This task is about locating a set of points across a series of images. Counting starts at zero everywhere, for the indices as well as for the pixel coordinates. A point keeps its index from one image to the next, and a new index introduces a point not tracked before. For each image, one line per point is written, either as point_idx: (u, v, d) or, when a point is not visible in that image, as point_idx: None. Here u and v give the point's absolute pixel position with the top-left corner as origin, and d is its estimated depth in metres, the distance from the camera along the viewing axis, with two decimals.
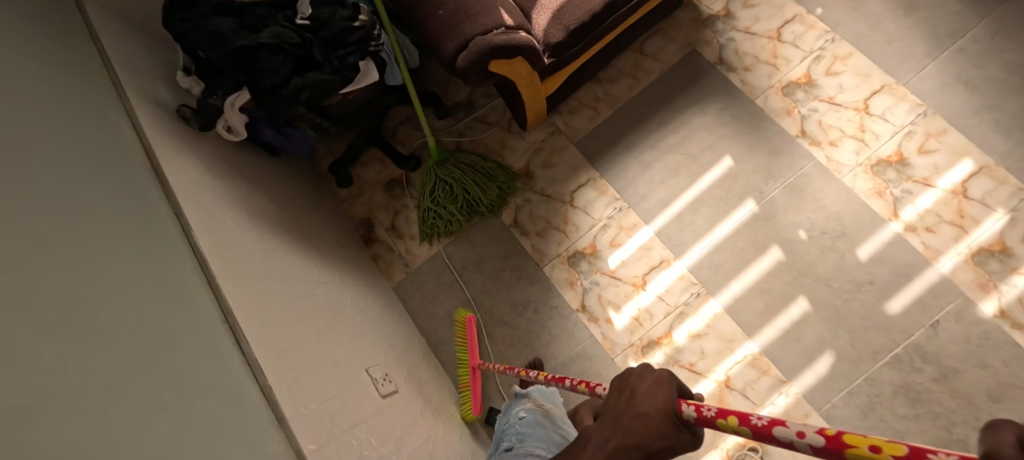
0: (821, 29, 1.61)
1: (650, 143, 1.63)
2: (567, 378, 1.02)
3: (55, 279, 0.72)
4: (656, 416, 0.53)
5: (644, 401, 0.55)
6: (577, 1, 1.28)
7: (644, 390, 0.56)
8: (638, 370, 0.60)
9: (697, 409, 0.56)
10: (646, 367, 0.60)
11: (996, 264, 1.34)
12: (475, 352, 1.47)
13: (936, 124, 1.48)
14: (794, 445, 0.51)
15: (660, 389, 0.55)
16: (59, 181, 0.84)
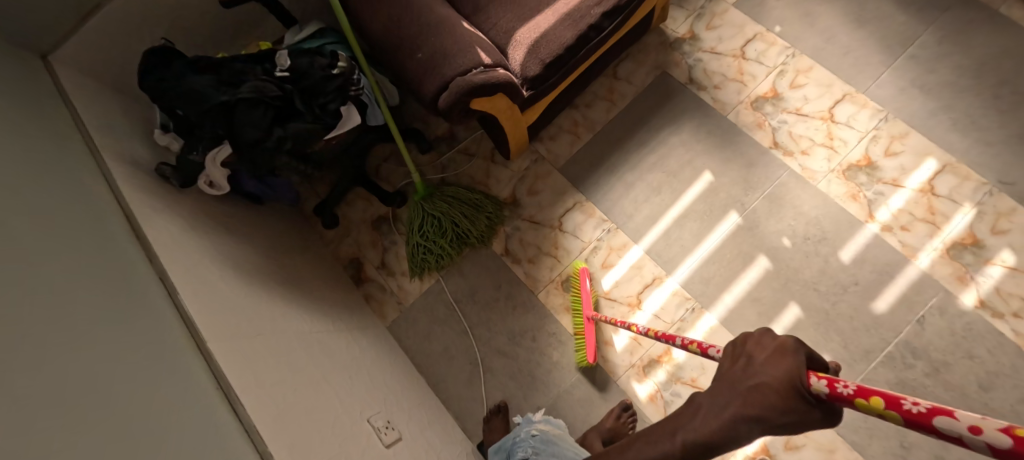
0: (781, 45, 1.69)
1: (631, 164, 1.66)
2: (675, 337, 0.92)
3: (39, 364, 0.68)
4: (776, 388, 0.43)
5: (763, 372, 0.44)
6: (550, 35, 1.31)
7: (761, 359, 0.45)
8: (756, 335, 0.48)
9: (831, 387, 0.42)
10: (766, 330, 0.48)
11: (970, 256, 1.40)
12: (590, 304, 1.48)
13: (898, 128, 1.55)
14: (965, 443, 0.38)
15: (784, 358, 0.44)
16: (38, 256, 0.81)
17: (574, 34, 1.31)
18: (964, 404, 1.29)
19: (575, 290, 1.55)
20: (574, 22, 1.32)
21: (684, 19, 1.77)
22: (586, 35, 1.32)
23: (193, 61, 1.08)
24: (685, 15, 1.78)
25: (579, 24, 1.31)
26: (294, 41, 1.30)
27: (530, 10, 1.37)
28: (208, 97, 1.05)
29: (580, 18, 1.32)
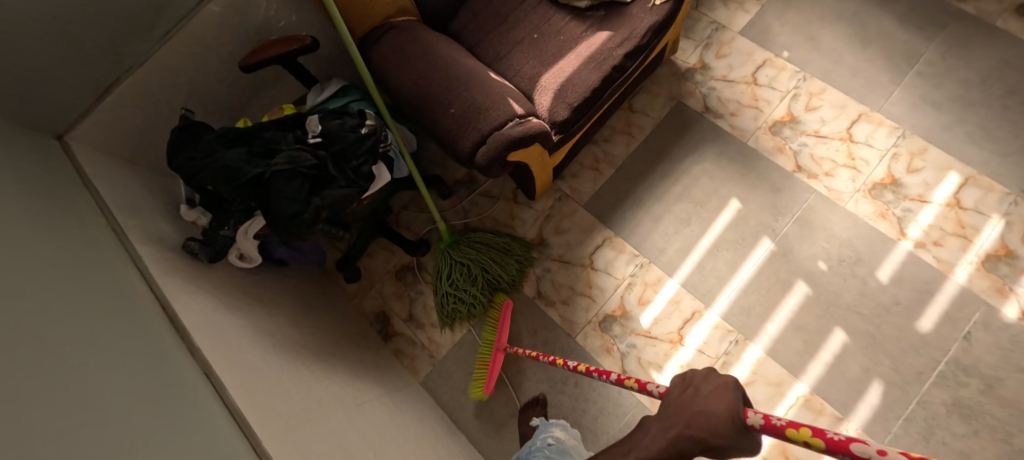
0: (792, 69, 1.71)
1: (656, 196, 1.65)
2: (610, 372, 0.94)
3: None
4: (718, 417, 0.53)
5: (706, 402, 0.55)
6: (576, 79, 1.28)
7: (706, 391, 0.57)
8: (704, 373, 0.60)
9: (766, 418, 0.54)
10: (711, 371, 0.59)
11: (1006, 267, 1.41)
12: (502, 335, 1.49)
13: (917, 144, 1.57)
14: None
15: (724, 390, 0.55)
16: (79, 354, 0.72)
17: (599, 75, 1.28)
18: None
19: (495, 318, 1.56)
20: (598, 62, 1.29)
21: (693, 50, 1.80)
22: (612, 75, 1.29)
23: (221, 136, 1.04)
24: (694, 46, 1.80)
25: (604, 65, 1.29)
26: (315, 103, 1.29)
27: (552, 55, 1.34)
28: (242, 173, 1.01)
29: (605, 59, 1.29)
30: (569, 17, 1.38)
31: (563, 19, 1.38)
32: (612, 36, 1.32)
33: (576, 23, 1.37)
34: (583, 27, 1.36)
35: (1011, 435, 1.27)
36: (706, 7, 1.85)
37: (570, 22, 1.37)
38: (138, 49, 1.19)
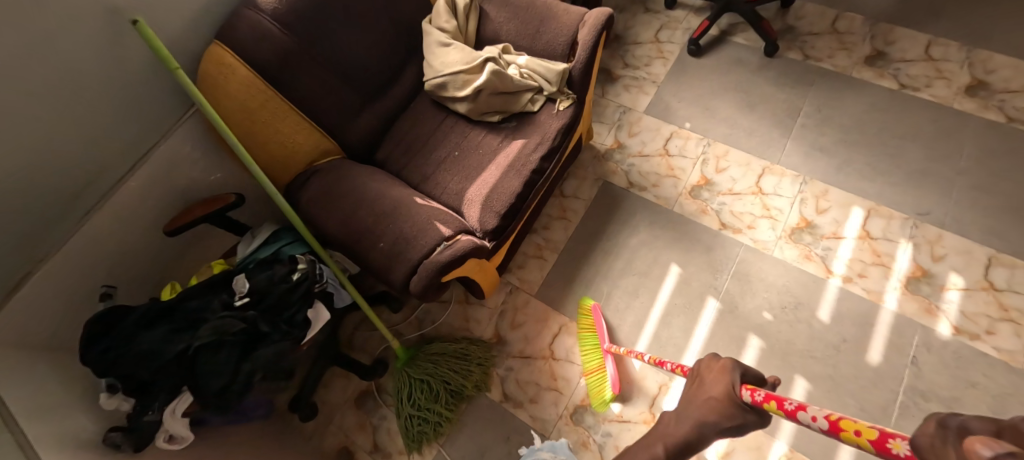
0: (696, 137, 1.87)
1: (603, 275, 1.69)
2: (664, 364, 1.10)
3: None
4: (720, 399, 0.67)
5: (713, 388, 0.69)
6: (498, 188, 1.34)
7: (711, 378, 0.71)
8: (708, 363, 0.74)
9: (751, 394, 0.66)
10: (712, 359, 0.74)
11: (924, 286, 1.54)
12: (604, 337, 1.51)
13: (818, 187, 1.72)
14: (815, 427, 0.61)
15: (722, 377, 0.69)
16: None
17: (520, 182, 1.34)
18: None
19: (590, 327, 1.57)
20: (517, 170, 1.36)
21: (607, 132, 1.94)
22: (533, 179, 1.36)
23: (142, 315, 1.00)
24: (607, 129, 1.95)
25: (523, 171, 1.36)
26: (248, 250, 1.29)
27: (473, 168, 1.41)
28: (166, 352, 0.97)
29: (523, 165, 1.37)
30: (484, 131, 1.47)
31: (480, 134, 1.46)
32: (526, 143, 1.41)
33: (491, 136, 1.45)
34: (498, 138, 1.45)
35: None
36: (611, 94, 2.02)
37: (486, 135, 1.46)
38: (53, 238, 1.15)
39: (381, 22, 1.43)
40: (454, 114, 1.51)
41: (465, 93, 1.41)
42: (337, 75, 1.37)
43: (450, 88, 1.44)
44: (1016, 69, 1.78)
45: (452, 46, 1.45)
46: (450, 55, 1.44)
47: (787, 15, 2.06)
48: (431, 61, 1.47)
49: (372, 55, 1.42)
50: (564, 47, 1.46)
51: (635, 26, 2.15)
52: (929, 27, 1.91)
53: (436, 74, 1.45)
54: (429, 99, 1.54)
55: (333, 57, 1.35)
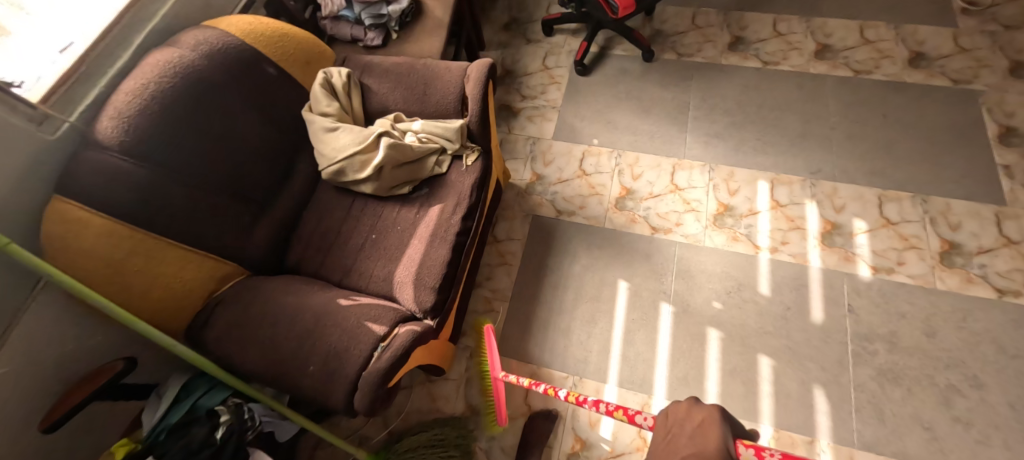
0: (606, 151, 1.91)
1: (557, 310, 1.66)
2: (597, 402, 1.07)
3: None
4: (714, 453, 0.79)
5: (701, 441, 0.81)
6: (427, 261, 1.28)
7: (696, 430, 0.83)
8: (687, 410, 0.87)
9: (757, 453, 0.78)
10: (692, 408, 0.87)
11: (838, 238, 1.68)
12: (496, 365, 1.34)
13: (724, 171, 1.82)
14: None
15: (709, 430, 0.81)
16: None
17: (447, 248, 1.29)
18: (929, 359, 1.48)
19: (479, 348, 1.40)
20: (441, 237, 1.32)
21: (522, 166, 1.92)
22: (458, 241, 1.32)
23: None
24: (522, 163, 1.93)
25: (447, 237, 1.31)
26: (153, 422, 1.07)
27: (395, 249, 1.37)
28: None
29: (445, 230, 1.33)
30: (399, 205, 1.44)
31: (395, 210, 1.44)
32: (443, 207, 1.38)
33: (406, 209, 1.43)
34: (414, 209, 1.43)
35: (932, 375, 1.46)
36: (517, 128, 2.01)
37: (401, 209, 1.43)
38: None
39: (253, 128, 1.35)
40: (364, 197, 1.48)
41: (366, 173, 1.38)
42: (215, 194, 1.27)
43: (350, 172, 1.40)
44: (847, 31, 2.03)
45: (341, 130, 1.41)
46: (340, 140, 1.40)
47: (652, 20, 2.18)
48: (322, 151, 1.43)
49: (250, 163, 1.35)
50: (454, 103, 1.47)
51: (522, 58, 2.17)
52: (771, 8, 2.12)
53: (331, 162, 1.40)
54: (332, 187, 1.50)
55: (205, 176, 1.24)
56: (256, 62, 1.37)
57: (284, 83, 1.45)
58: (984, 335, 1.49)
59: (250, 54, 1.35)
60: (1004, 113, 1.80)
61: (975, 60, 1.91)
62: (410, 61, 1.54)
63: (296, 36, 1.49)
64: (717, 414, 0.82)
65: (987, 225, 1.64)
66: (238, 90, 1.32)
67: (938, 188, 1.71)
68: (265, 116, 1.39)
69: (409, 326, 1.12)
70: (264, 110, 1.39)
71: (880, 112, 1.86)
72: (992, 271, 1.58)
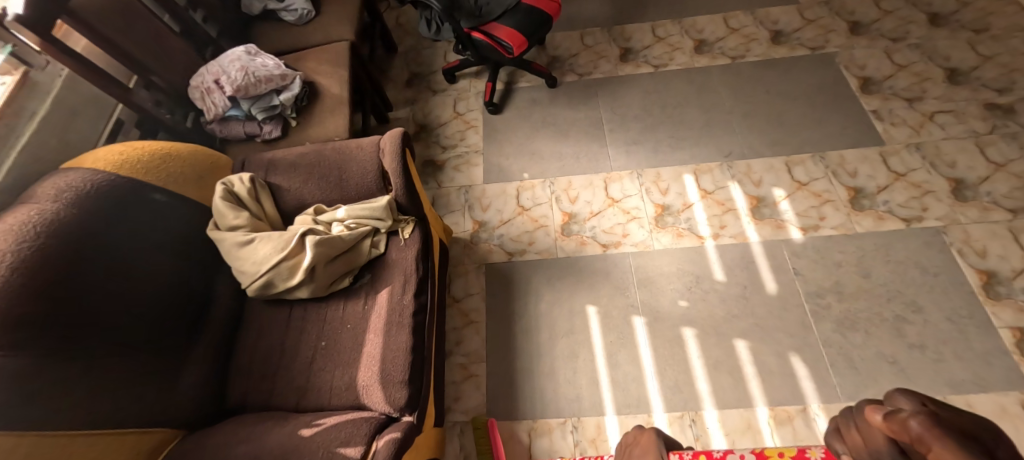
0: (539, 182, 1.91)
1: (536, 354, 1.61)
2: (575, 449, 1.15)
3: None
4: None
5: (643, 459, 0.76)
6: (389, 356, 1.24)
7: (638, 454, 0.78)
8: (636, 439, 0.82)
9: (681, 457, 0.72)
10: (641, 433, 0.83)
11: (765, 210, 1.79)
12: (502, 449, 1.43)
13: (651, 173, 1.89)
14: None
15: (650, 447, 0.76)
16: None
17: (408, 335, 1.27)
18: (873, 297, 1.62)
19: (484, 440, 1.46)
20: (398, 324, 1.29)
21: (462, 218, 1.88)
22: (417, 323, 1.30)
23: None
24: (461, 214, 1.89)
25: (405, 322, 1.29)
26: None
27: (351, 350, 1.30)
28: None
29: (401, 316, 1.30)
30: (342, 300, 1.39)
31: (339, 306, 1.38)
32: (392, 290, 1.35)
33: (352, 302, 1.38)
34: (360, 300, 1.38)
35: (880, 311, 1.59)
36: (446, 181, 1.96)
37: (347, 304, 1.38)
38: None
39: (148, 268, 1.22)
40: (302, 301, 1.40)
41: (298, 278, 1.32)
42: (118, 355, 1.13)
43: (279, 281, 1.33)
44: (715, 24, 2.23)
45: (256, 240, 1.33)
46: (260, 250, 1.32)
47: (546, 47, 2.26)
48: (240, 267, 1.34)
49: (152, 309, 1.22)
50: (376, 180, 1.45)
51: (432, 110, 2.16)
52: (646, 17, 2.29)
53: (254, 276, 1.32)
54: (261, 302, 1.42)
55: (103, 340, 1.10)
56: (138, 194, 1.24)
57: (177, 206, 1.34)
58: (907, 263, 1.65)
59: (132, 186, 1.23)
60: (858, 68, 2.05)
61: (822, 28, 2.17)
62: (317, 147, 1.49)
63: (179, 151, 1.40)
64: (652, 434, 0.78)
65: (877, 166, 1.84)
66: (120, 232, 1.17)
67: (831, 143, 1.90)
68: (160, 251, 1.26)
69: (388, 435, 1.11)
70: (157, 243, 1.26)
71: (763, 89, 2.04)
72: (894, 204, 1.76)
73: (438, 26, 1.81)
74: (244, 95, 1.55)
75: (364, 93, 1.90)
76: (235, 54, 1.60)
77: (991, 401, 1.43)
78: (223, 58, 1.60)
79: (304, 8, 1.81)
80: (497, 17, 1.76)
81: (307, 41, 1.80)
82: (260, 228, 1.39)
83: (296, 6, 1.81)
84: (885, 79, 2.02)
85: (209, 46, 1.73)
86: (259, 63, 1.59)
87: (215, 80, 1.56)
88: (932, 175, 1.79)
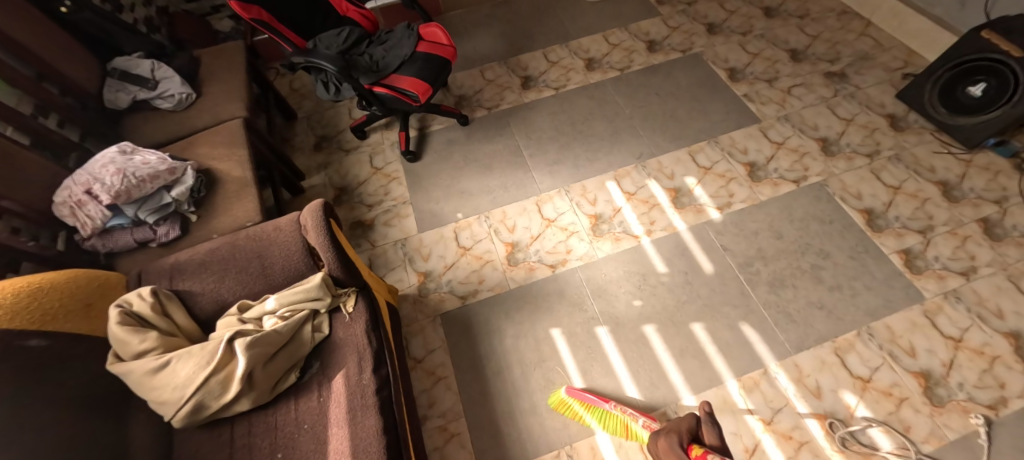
0: (474, 220, 1.92)
1: (512, 393, 1.57)
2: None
3: None
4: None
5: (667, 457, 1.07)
6: (359, 447, 1.12)
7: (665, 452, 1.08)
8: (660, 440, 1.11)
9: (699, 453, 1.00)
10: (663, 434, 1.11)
11: (684, 199, 1.93)
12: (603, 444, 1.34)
13: (577, 188, 1.98)
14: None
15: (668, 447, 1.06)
16: None
17: (376, 415, 1.17)
18: (792, 254, 1.78)
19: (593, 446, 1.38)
20: (362, 406, 1.18)
21: (405, 272, 1.82)
22: (383, 399, 1.20)
23: None
24: (402, 269, 1.83)
25: (369, 402, 1.19)
26: None
27: (315, 454, 1.17)
28: None
29: (363, 397, 1.20)
30: (292, 399, 1.25)
31: (290, 407, 1.24)
32: (347, 373, 1.24)
33: (305, 398, 1.25)
34: (313, 394, 1.25)
35: (802, 264, 1.76)
36: (379, 238, 1.90)
37: (298, 403, 1.25)
38: None
39: (29, 438, 0.99)
40: (244, 415, 1.24)
41: (234, 390, 1.16)
42: None
43: (211, 399, 1.16)
44: (598, 43, 2.44)
45: (172, 361, 1.15)
46: (180, 371, 1.15)
47: (449, 88, 2.34)
48: (159, 397, 1.15)
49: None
50: (304, 259, 1.35)
51: (348, 170, 2.10)
52: (536, 47, 2.46)
53: (179, 402, 1.14)
54: (193, 430, 1.22)
55: None
56: (4, 348, 1.02)
57: (60, 349, 1.13)
58: (807, 218, 1.86)
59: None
60: (722, 61, 2.33)
61: (686, 33, 2.45)
62: (228, 238, 1.35)
63: (51, 282, 1.17)
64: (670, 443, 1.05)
65: (761, 140, 2.07)
66: None
67: (719, 129, 2.12)
68: (40, 413, 1.03)
69: None
70: (33, 408, 1.03)
71: (652, 92, 2.24)
72: (783, 171, 1.98)
73: (337, 86, 1.74)
74: (126, 200, 1.35)
75: (270, 167, 1.82)
76: (106, 157, 1.41)
77: (903, 319, 1.62)
78: (91, 164, 1.39)
79: (182, 92, 1.67)
80: (396, 69, 1.78)
81: (193, 127, 1.65)
82: (175, 345, 1.21)
83: (172, 91, 1.66)
84: (745, 67, 2.31)
85: (71, 152, 1.50)
86: (139, 161, 1.41)
87: (86, 190, 1.35)
88: (804, 139, 2.06)
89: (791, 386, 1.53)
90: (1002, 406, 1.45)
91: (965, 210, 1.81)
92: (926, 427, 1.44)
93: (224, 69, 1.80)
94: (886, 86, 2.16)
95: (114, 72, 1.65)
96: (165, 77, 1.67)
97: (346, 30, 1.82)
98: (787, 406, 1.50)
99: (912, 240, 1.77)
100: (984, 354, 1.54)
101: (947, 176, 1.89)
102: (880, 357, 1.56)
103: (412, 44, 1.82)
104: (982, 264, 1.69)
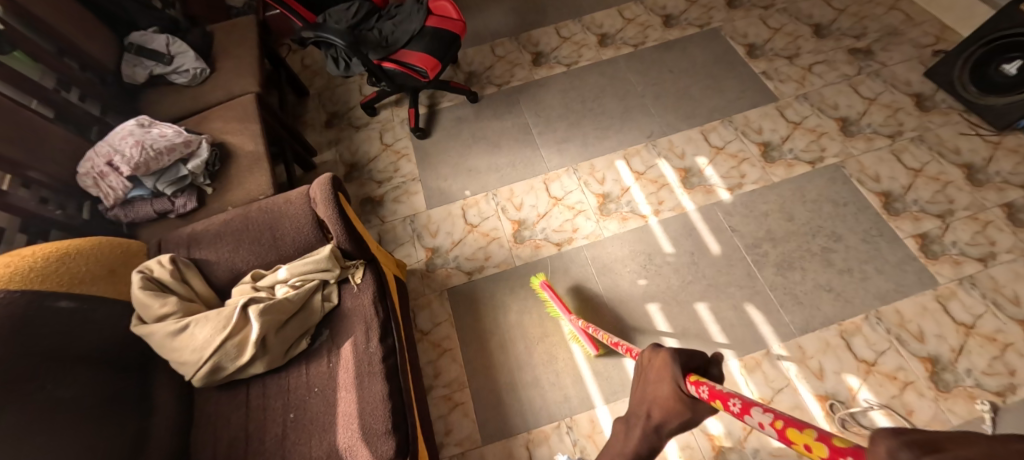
0: (482, 197, 1.94)
1: (516, 366, 1.61)
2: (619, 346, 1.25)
3: None
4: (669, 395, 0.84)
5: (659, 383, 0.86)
6: (368, 411, 1.18)
7: (657, 375, 0.87)
8: (654, 356, 0.90)
9: (698, 386, 0.81)
10: (657, 352, 0.90)
11: (694, 179, 1.91)
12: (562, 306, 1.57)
13: (586, 167, 1.97)
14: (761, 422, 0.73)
15: (664, 370, 0.86)
16: None
17: (382, 381, 1.22)
18: (803, 236, 1.75)
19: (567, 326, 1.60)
20: (369, 372, 1.24)
21: (413, 248, 1.86)
22: (389, 366, 1.26)
23: None
24: (411, 245, 1.86)
25: (376, 369, 1.24)
26: None
27: (325, 415, 1.22)
28: None
29: (371, 364, 1.25)
30: (303, 364, 1.31)
31: (302, 371, 1.30)
32: (355, 341, 1.29)
33: (315, 363, 1.30)
34: (323, 359, 1.31)
35: (813, 246, 1.73)
36: (389, 214, 1.94)
37: (309, 367, 1.30)
38: None
39: (61, 391, 1.07)
40: (258, 377, 1.30)
41: (248, 354, 1.22)
42: None
43: (227, 361, 1.22)
44: (612, 18, 2.39)
45: (191, 325, 1.21)
46: (198, 335, 1.21)
47: (459, 65, 2.33)
48: (179, 358, 1.21)
49: (79, 434, 1.07)
50: (314, 231, 1.39)
51: (359, 147, 2.13)
52: (549, 22, 2.42)
53: (198, 363, 1.21)
54: (212, 389, 1.30)
55: None
56: (32, 308, 1.08)
57: (86, 310, 1.18)
58: (820, 200, 1.82)
59: (26, 300, 1.07)
60: (741, 37, 2.26)
61: (704, 7, 2.38)
62: (242, 210, 1.39)
63: (76, 248, 1.23)
64: (668, 358, 0.86)
65: (777, 119, 2.02)
66: (28, 353, 1.04)
67: (734, 107, 2.07)
68: (71, 370, 1.11)
69: None
70: (64, 363, 1.10)
71: (666, 69, 2.19)
72: (798, 151, 1.94)
73: (346, 62, 1.76)
74: (145, 172, 1.40)
75: (281, 142, 1.85)
76: (125, 130, 1.45)
77: (914, 303, 1.60)
78: (111, 137, 1.44)
79: (196, 67, 1.70)
80: (405, 45, 1.78)
81: (208, 103, 1.69)
82: (194, 310, 1.27)
83: (187, 66, 1.70)
84: (765, 43, 2.23)
85: (93, 125, 1.56)
86: (156, 134, 1.46)
87: (107, 162, 1.41)
88: (822, 119, 2.00)
89: (794, 367, 1.53)
90: (1010, 392, 1.43)
91: (988, 194, 1.75)
92: (930, 411, 1.43)
93: (237, 45, 1.83)
94: (914, 64, 2.07)
95: (131, 47, 1.68)
96: (179, 52, 1.71)
97: (355, 4, 1.83)
98: (788, 386, 1.50)
99: (930, 224, 1.72)
100: (996, 341, 1.51)
101: (972, 159, 1.83)
102: (887, 341, 1.54)
103: (421, 19, 1.81)
104: (1002, 250, 1.65)
